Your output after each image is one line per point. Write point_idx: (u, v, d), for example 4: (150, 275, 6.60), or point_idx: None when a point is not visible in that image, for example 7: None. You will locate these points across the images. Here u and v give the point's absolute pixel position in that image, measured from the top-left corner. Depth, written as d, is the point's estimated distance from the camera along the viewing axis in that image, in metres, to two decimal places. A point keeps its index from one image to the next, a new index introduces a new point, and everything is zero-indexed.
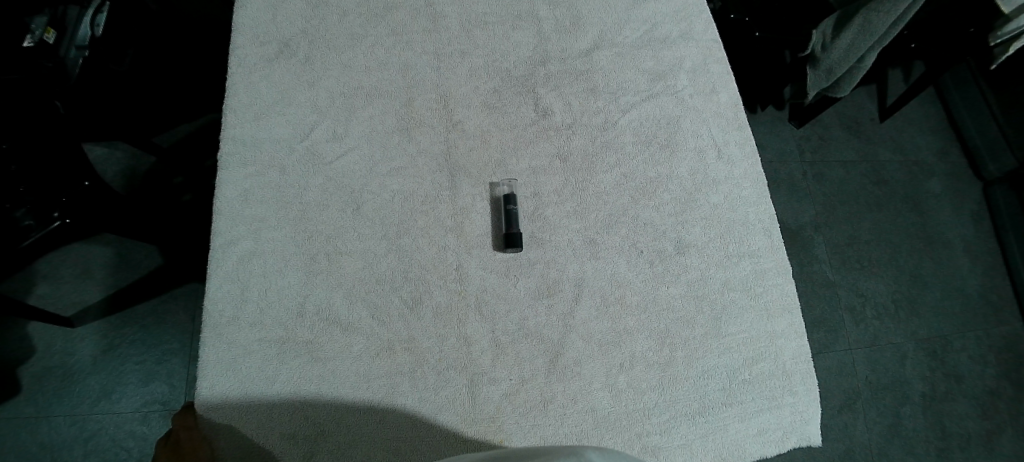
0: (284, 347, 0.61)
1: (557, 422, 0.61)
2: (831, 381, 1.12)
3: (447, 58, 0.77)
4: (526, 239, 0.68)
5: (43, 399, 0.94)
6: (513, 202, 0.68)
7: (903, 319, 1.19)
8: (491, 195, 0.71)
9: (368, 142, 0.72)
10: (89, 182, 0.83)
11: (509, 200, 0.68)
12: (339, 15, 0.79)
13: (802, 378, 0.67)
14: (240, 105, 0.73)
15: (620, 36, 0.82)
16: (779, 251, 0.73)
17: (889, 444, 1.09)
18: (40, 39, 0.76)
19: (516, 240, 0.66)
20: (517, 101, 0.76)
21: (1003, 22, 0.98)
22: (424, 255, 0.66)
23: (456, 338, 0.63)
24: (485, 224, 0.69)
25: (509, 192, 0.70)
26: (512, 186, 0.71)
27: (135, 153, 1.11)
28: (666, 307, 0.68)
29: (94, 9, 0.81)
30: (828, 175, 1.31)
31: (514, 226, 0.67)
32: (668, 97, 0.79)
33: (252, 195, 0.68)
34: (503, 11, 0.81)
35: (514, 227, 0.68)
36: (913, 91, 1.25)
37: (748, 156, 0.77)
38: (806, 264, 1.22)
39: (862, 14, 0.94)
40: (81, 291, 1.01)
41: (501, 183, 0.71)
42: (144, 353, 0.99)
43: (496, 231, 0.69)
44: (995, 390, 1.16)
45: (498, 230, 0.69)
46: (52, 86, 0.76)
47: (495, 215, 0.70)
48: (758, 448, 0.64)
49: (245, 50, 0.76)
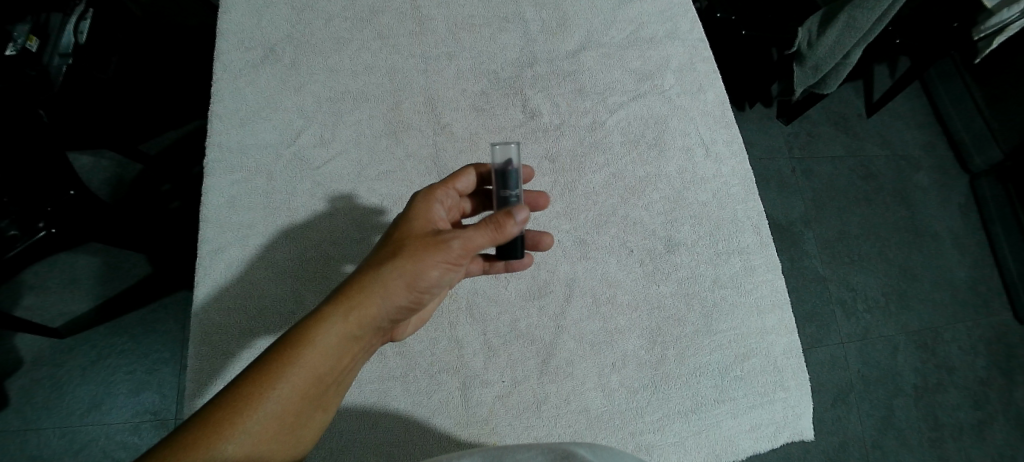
0: (540, 233, 0.64)
1: (551, 423, 0.61)
2: (823, 375, 1.13)
3: (435, 60, 0.77)
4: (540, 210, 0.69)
5: (32, 412, 0.92)
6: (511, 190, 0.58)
7: (893, 312, 1.20)
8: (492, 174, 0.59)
9: (356, 147, 0.72)
10: (74, 192, 0.82)
11: (507, 185, 0.58)
12: (324, 19, 0.78)
13: (793, 372, 0.67)
14: (226, 111, 0.73)
15: (606, 36, 0.82)
16: (768, 246, 0.73)
17: (883, 436, 1.10)
18: (23, 48, 0.74)
19: (516, 250, 0.58)
20: (505, 103, 0.76)
21: (985, 16, 0.94)
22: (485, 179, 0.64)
23: (448, 342, 0.63)
24: (480, 211, 0.68)
25: (511, 173, 0.58)
26: (512, 165, 0.58)
27: (122, 161, 1.08)
28: (656, 305, 0.68)
29: (77, 16, 0.80)
30: (818, 170, 1.31)
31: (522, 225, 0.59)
32: (656, 96, 0.79)
33: (240, 202, 0.68)
34: (490, 13, 0.80)
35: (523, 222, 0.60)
36: (898, 86, 1.22)
37: (735, 154, 0.77)
38: (796, 260, 1.22)
39: (846, 12, 0.93)
40: (67, 302, 0.99)
41: (507, 155, 0.58)
42: (133, 363, 0.97)
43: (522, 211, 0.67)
44: (986, 380, 1.16)
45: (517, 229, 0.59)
46: (37, 94, 0.75)
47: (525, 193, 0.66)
48: (751, 444, 0.64)
49: (231, 56, 0.76)
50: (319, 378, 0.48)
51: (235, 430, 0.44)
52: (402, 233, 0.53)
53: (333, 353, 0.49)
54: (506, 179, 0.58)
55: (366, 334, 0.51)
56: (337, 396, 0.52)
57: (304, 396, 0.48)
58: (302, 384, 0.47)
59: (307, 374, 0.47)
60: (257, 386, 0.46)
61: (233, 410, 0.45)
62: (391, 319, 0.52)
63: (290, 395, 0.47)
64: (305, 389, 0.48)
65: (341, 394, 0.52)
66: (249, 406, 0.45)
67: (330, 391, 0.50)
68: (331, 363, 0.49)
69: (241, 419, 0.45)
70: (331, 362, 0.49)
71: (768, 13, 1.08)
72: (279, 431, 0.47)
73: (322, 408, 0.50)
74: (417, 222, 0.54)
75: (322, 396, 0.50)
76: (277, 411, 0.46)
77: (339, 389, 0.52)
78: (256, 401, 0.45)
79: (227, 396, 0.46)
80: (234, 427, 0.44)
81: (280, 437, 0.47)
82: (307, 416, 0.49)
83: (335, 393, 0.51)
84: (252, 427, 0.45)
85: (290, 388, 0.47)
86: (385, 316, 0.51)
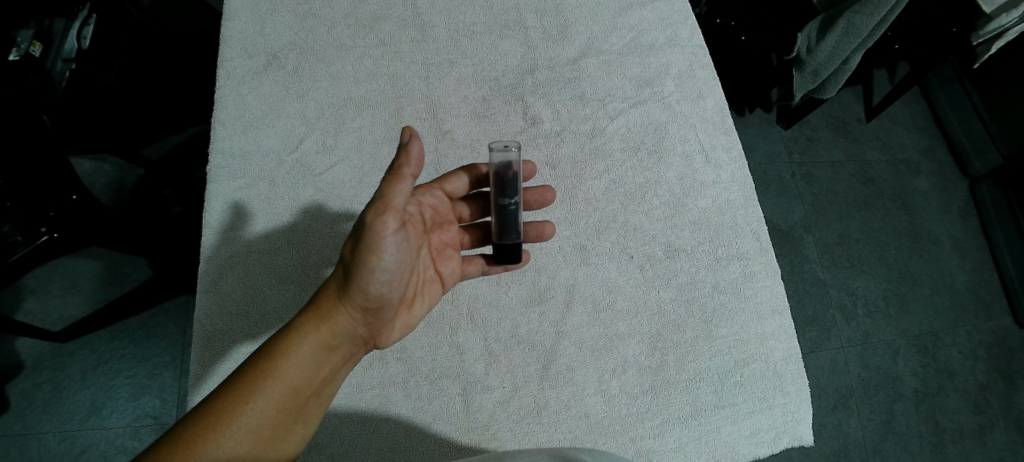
0: (542, 225, 0.67)
1: (551, 428, 0.62)
2: (824, 380, 1.13)
3: (436, 68, 0.78)
4: (540, 209, 0.71)
5: (32, 416, 0.92)
6: (511, 198, 0.58)
7: (893, 317, 1.20)
8: (492, 177, 0.59)
9: (357, 154, 0.72)
10: (77, 196, 0.83)
11: (508, 192, 0.58)
12: (327, 26, 0.79)
13: (793, 378, 0.68)
14: (229, 118, 0.73)
15: (606, 43, 0.82)
16: (767, 252, 0.73)
17: (883, 441, 1.09)
18: (26, 53, 0.75)
19: (516, 255, 0.60)
20: (505, 110, 0.77)
21: (985, 22, 0.95)
22: (479, 180, 0.65)
23: (449, 347, 0.64)
24: (481, 215, 0.69)
25: (512, 181, 0.58)
26: (512, 169, 0.58)
27: (124, 166, 1.08)
28: (656, 311, 0.68)
29: (81, 22, 0.80)
30: (818, 175, 1.31)
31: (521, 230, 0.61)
32: (656, 103, 0.79)
33: (242, 207, 0.69)
34: (491, 20, 0.81)
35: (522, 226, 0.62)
36: (898, 91, 1.21)
37: (735, 160, 0.78)
38: (796, 265, 1.23)
39: (845, 17, 0.94)
40: (68, 306, 1.00)
41: (506, 159, 0.57)
42: (134, 367, 0.97)
43: (529, 207, 0.70)
44: (986, 384, 1.16)
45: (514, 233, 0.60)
46: (40, 99, 0.76)
47: (530, 187, 0.68)
48: (751, 449, 0.65)
49: (234, 63, 0.76)
50: (297, 390, 0.49)
51: (209, 448, 0.44)
52: (361, 229, 0.49)
53: (307, 363, 0.50)
54: (505, 183, 0.58)
55: (341, 342, 0.53)
56: (319, 409, 0.52)
57: (282, 409, 0.48)
58: (278, 396, 0.48)
59: (282, 385, 0.49)
60: (233, 400, 0.46)
61: (208, 428, 0.44)
62: (362, 326, 0.54)
63: (265, 407, 0.47)
64: (282, 401, 0.48)
65: (324, 407, 0.53)
66: (226, 421, 0.45)
67: (311, 404, 0.51)
68: (304, 374, 0.50)
69: (214, 437, 0.44)
70: (306, 371, 0.50)
71: (767, 19, 1.09)
72: (257, 447, 0.47)
73: (303, 421, 0.51)
74: (378, 215, 0.48)
75: (302, 410, 0.50)
76: (253, 425, 0.46)
77: (321, 402, 0.52)
78: (230, 415, 0.46)
79: (204, 412, 0.45)
80: (207, 446, 0.44)
81: (259, 454, 0.47)
82: (287, 430, 0.49)
83: (316, 406, 0.52)
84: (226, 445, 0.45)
85: (267, 400, 0.48)
86: (356, 322, 0.53)
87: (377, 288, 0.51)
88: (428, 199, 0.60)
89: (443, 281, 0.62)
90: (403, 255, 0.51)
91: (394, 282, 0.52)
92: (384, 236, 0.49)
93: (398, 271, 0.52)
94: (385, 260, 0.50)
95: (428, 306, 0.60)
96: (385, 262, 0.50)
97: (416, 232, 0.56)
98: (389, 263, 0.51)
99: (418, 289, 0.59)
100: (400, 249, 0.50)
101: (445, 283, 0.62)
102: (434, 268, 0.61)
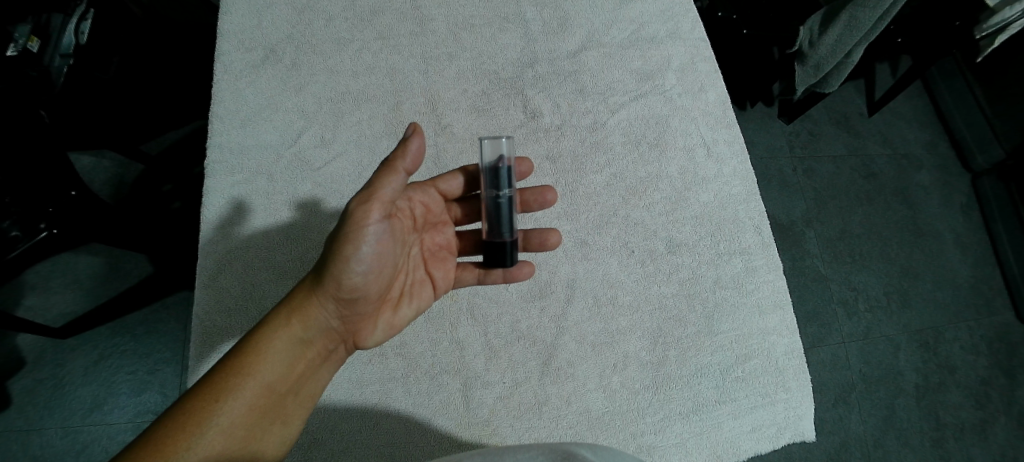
0: (548, 232, 0.65)
1: (552, 424, 0.61)
2: (825, 375, 1.13)
3: (436, 61, 0.77)
4: (541, 210, 0.69)
5: (33, 412, 0.92)
6: (500, 191, 0.57)
7: (895, 311, 1.19)
8: (484, 172, 0.59)
9: (356, 148, 0.72)
10: (75, 192, 0.82)
11: (498, 185, 0.57)
12: (325, 19, 0.78)
13: (796, 373, 0.67)
14: (227, 112, 0.73)
15: (606, 36, 0.81)
16: (769, 247, 0.73)
17: (885, 436, 1.09)
18: (24, 48, 0.75)
19: (507, 257, 0.57)
20: (505, 103, 0.76)
21: (987, 15, 0.95)
22: (476, 181, 0.65)
23: (449, 343, 0.63)
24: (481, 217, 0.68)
25: (501, 174, 0.58)
26: (503, 162, 0.58)
27: (123, 161, 1.08)
28: (658, 306, 0.68)
29: (78, 17, 0.79)
30: (819, 169, 1.30)
31: (513, 229, 0.58)
32: (657, 96, 0.79)
33: (241, 202, 0.68)
34: (490, 13, 0.80)
35: (517, 225, 0.59)
36: (901, 85, 1.19)
37: (737, 154, 0.77)
38: (798, 260, 1.22)
39: (848, 9, 0.93)
40: (69, 302, 0.99)
41: (497, 152, 0.58)
42: (135, 363, 0.97)
43: (531, 209, 0.68)
44: (988, 379, 1.16)
45: (505, 231, 0.58)
46: (38, 95, 0.76)
47: (530, 190, 0.67)
48: (753, 445, 0.64)
49: (232, 56, 0.76)
50: (269, 387, 0.50)
51: (180, 447, 0.45)
52: (343, 218, 0.49)
53: (281, 359, 0.51)
54: (497, 177, 0.58)
55: (315, 336, 0.53)
56: (300, 409, 0.53)
57: (255, 407, 0.49)
58: (250, 393, 0.49)
59: (256, 382, 0.50)
60: (206, 398, 0.48)
61: (180, 427, 0.46)
62: (339, 322, 0.54)
63: (238, 404, 0.48)
64: (257, 399, 0.49)
65: (304, 408, 0.53)
66: (196, 421, 0.46)
67: (287, 402, 0.52)
68: (277, 371, 0.51)
69: (186, 436, 0.45)
70: (281, 367, 0.51)
71: (770, 12, 1.07)
72: (229, 447, 0.47)
73: (281, 421, 0.51)
74: (361, 204, 0.49)
75: (278, 408, 0.51)
76: (226, 424, 0.47)
77: (300, 400, 0.53)
78: (201, 415, 0.47)
79: (177, 411, 0.47)
80: (179, 444, 0.45)
81: (235, 453, 0.48)
82: (264, 429, 0.50)
83: (294, 405, 0.52)
84: (197, 445, 0.45)
85: (238, 399, 0.49)
86: (330, 315, 0.53)
87: (352, 279, 0.51)
88: (420, 195, 0.60)
89: (434, 282, 0.61)
90: (383, 249, 0.51)
91: (370, 275, 0.52)
92: (365, 225, 0.49)
93: (376, 262, 0.51)
94: (362, 249, 0.50)
95: (415, 307, 0.59)
96: (362, 252, 0.50)
97: (403, 226, 0.56)
98: (367, 255, 0.51)
99: (405, 288, 0.58)
100: (379, 240, 0.51)
101: (435, 284, 0.61)
102: (423, 267, 0.60)
